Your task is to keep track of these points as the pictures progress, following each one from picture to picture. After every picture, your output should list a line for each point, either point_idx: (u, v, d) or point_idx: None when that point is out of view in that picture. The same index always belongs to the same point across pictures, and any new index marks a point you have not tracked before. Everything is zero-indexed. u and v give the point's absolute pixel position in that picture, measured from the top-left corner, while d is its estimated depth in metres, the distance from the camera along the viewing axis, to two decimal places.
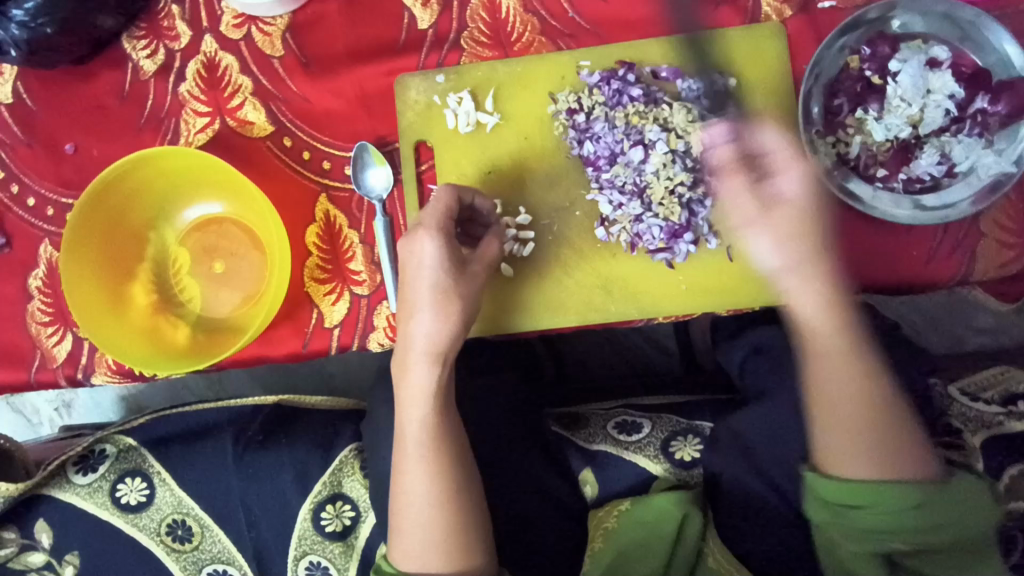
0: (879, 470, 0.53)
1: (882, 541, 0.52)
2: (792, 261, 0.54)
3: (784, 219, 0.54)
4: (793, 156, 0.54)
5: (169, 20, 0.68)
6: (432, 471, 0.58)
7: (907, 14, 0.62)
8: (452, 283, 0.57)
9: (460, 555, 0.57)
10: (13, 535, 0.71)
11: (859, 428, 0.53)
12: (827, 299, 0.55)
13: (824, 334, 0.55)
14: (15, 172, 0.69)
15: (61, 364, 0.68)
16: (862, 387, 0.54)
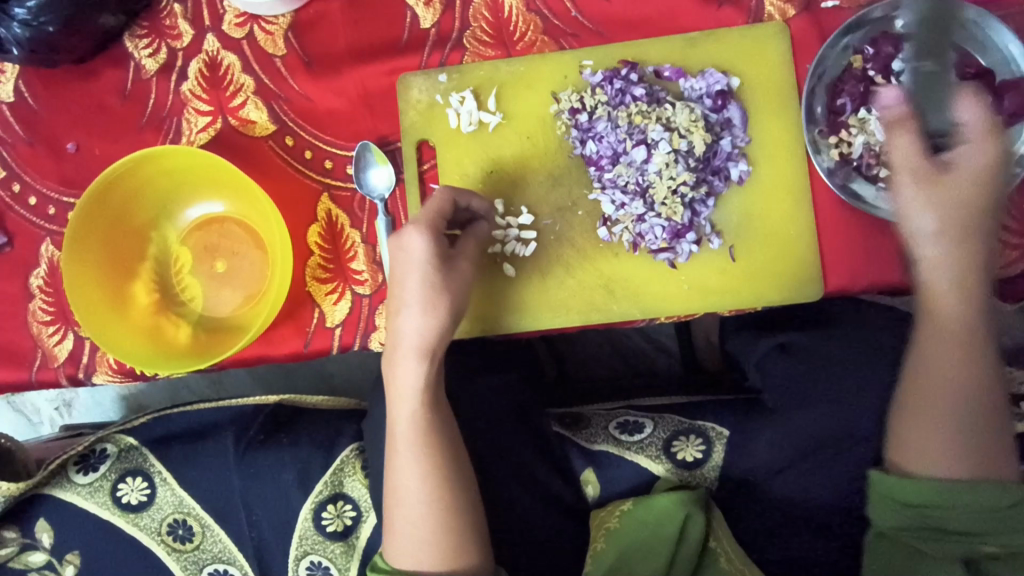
0: (971, 467, 0.53)
1: (969, 543, 0.53)
2: (944, 224, 0.53)
3: (953, 185, 0.53)
4: (992, 128, 0.53)
5: (171, 19, 0.68)
6: (423, 470, 0.58)
7: (911, 13, 0.61)
8: (438, 279, 0.57)
9: (451, 553, 0.58)
10: (13, 535, 0.71)
11: (966, 418, 0.54)
12: (965, 268, 0.54)
13: (953, 303, 0.54)
14: (16, 171, 0.69)
15: (62, 363, 0.68)
16: (977, 377, 0.54)
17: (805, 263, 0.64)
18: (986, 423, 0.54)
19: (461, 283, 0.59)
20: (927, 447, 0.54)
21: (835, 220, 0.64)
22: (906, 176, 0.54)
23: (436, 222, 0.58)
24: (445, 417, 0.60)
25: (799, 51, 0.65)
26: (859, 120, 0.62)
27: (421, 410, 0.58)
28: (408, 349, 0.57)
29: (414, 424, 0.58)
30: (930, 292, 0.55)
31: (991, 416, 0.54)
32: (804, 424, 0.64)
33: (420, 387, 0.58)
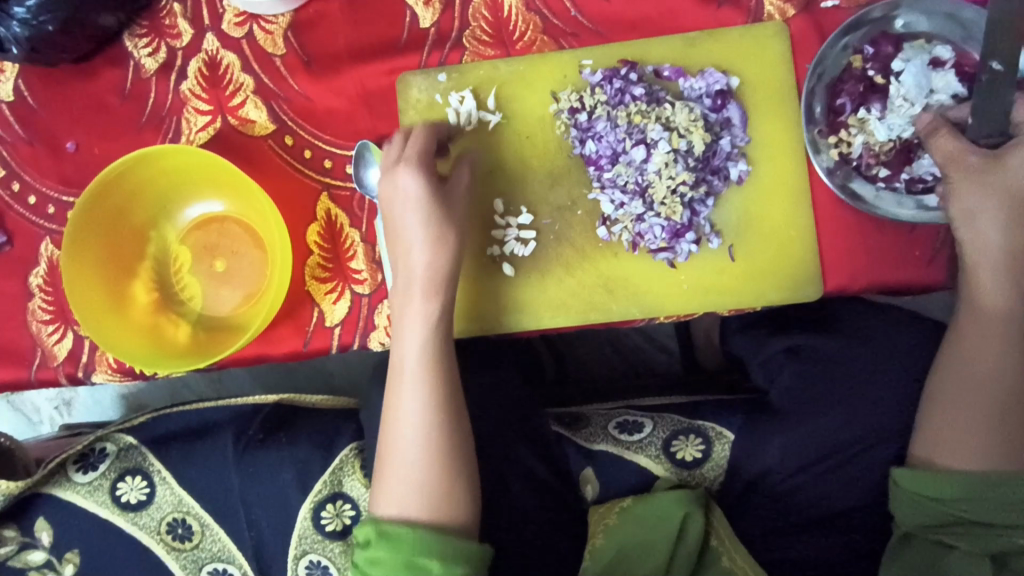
0: (1008, 459, 0.54)
1: (998, 537, 0.53)
2: (994, 224, 0.55)
3: (1003, 181, 0.54)
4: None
5: (171, 18, 0.68)
6: (423, 413, 0.59)
7: (911, 13, 0.61)
8: (433, 213, 0.60)
9: (442, 502, 0.58)
10: (13, 533, 0.71)
11: (1007, 408, 0.55)
12: (1007, 254, 0.55)
13: (997, 288, 0.55)
14: (15, 170, 0.69)
15: (62, 362, 0.68)
16: (1016, 366, 0.55)
17: (803, 263, 0.64)
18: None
19: (454, 216, 0.61)
20: (966, 435, 0.55)
21: (834, 220, 0.64)
22: (955, 173, 0.56)
23: (421, 153, 0.60)
24: (450, 365, 0.61)
25: (799, 50, 0.65)
26: (858, 120, 0.62)
27: (424, 356, 0.60)
28: (416, 289, 0.60)
29: (418, 368, 0.60)
30: (971, 270, 0.57)
31: None
32: (803, 424, 0.65)
33: (426, 331, 0.60)
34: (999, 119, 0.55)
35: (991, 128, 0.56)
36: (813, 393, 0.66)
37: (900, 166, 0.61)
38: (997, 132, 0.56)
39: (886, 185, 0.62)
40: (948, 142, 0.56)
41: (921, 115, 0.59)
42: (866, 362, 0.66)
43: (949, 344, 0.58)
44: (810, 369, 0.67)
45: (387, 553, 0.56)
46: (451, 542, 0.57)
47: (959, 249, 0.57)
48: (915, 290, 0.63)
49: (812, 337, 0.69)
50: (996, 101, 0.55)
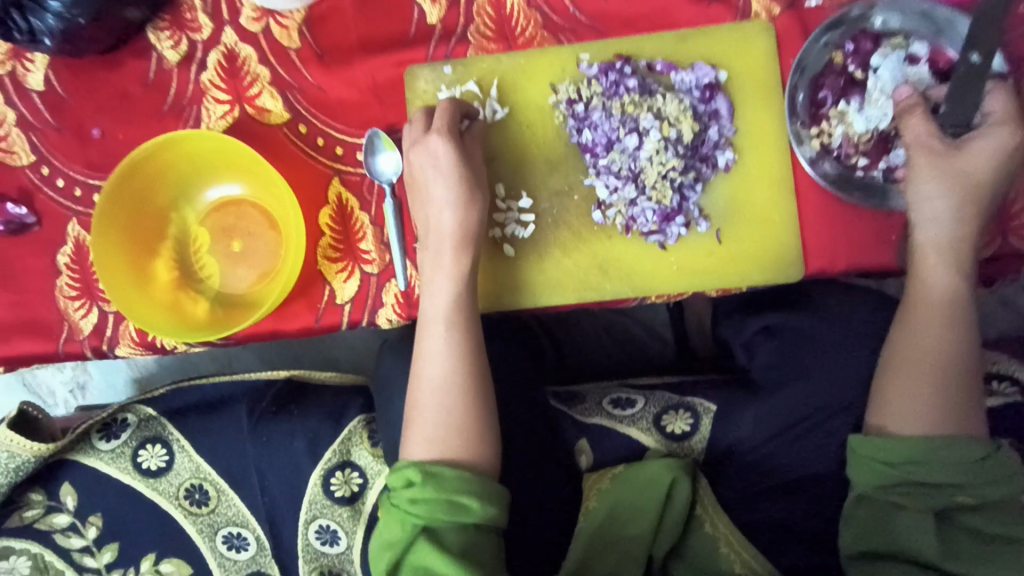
0: (957, 424, 0.59)
1: (945, 496, 0.57)
2: (940, 209, 0.61)
3: (963, 169, 0.60)
4: (1012, 122, 0.59)
5: (192, 13, 0.72)
6: (454, 359, 0.65)
7: (887, 12, 0.65)
8: (461, 175, 0.65)
9: (474, 443, 0.63)
10: (40, 497, 0.75)
11: (958, 379, 0.60)
12: (953, 239, 0.61)
13: (942, 271, 0.62)
14: (44, 155, 0.73)
15: (87, 336, 0.72)
16: (958, 340, 0.61)
17: (786, 246, 0.68)
18: (970, 384, 0.60)
19: (478, 178, 0.67)
20: (923, 402, 0.60)
21: (816, 206, 0.68)
22: (924, 158, 0.61)
23: (446, 119, 0.66)
24: (474, 320, 0.66)
25: (784, 46, 0.69)
26: (839, 112, 0.66)
27: (457, 307, 0.65)
28: (450, 244, 0.65)
29: (451, 317, 0.65)
30: (921, 250, 0.62)
31: (967, 374, 0.60)
32: (785, 399, 0.69)
33: (459, 283, 0.65)
34: (969, 109, 0.60)
35: (960, 117, 0.60)
36: (793, 370, 0.70)
37: (877, 156, 0.66)
38: (964, 121, 0.61)
39: (864, 173, 0.66)
40: (920, 128, 0.61)
41: (899, 87, 0.63)
42: (845, 340, 0.70)
43: (901, 321, 0.63)
44: (792, 348, 0.72)
45: (432, 491, 0.60)
46: (485, 481, 0.61)
47: (913, 238, 0.63)
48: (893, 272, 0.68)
49: (797, 318, 0.73)
50: (968, 91, 0.60)
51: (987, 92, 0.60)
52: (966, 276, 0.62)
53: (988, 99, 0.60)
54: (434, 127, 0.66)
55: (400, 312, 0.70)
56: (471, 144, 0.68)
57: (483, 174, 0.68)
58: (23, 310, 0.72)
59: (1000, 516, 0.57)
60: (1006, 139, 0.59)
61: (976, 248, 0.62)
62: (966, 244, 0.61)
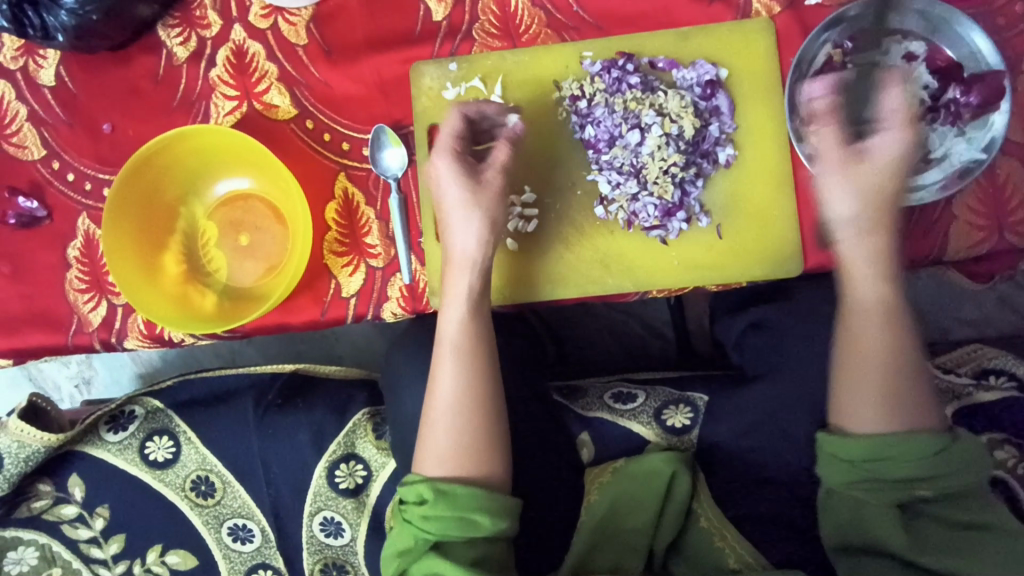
0: (908, 420, 0.60)
1: (904, 491, 0.58)
2: (852, 214, 0.62)
3: (869, 172, 0.62)
4: (910, 121, 0.61)
5: (202, 10, 0.73)
6: (463, 377, 0.65)
7: (885, 11, 0.66)
8: (468, 191, 0.65)
9: (484, 458, 0.63)
10: (49, 488, 0.76)
11: (900, 376, 0.61)
12: (871, 246, 0.62)
13: (869, 278, 0.63)
14: (55, 150, 0.74)
15: (96, 328, 0.73)
16: (893, 340, 0.62)
17: (786, 242, 0.69)
18: (914, 378, 0.61)
19: (488, 191, 0.66)
20: (872, 401, 0.60)
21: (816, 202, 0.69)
22: (832, 166, 0.63)
23: (459, 134, 0.67)
24: (488, 337, 0.67)
25: (784, 45, 0.70)
26: None
27: (468, 327, 0.66)
28: (462, 265, 0.65)
29: (462, 337, 0.65)
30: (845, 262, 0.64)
31: (908, 370, 0.61)
32: (785, 393, 0.70)
33: (469, 305, 0.66)
34: (869, 104, 0.63)
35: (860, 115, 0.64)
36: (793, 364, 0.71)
37: None
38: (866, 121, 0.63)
39: None
40: (826, 133, 0.63)
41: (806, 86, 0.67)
42: None
43: (841, 324, 0.64)
44: (792, 342, 0.72)
45: (444, 508, 0.60)
46: (495, 496, 0.61)
47: (838, 252, 0.64)
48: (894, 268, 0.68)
49: (797, 313, 0.74)
50: (868, 87, 0.64)
51: (882, 92, 0.62)
52: (895, 277, 0.63)
53: (885, 95, 0.62)
54: (444, 142, 0.66)
55: (405, 306, 0.71)
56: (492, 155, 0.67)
57: (499, 186, 0.67)
58: (33, 302, 0.74)
59: (962, 504, 0.58)
60: (906, 136, 0.61)
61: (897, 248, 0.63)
62: (886, 246, 0.62)
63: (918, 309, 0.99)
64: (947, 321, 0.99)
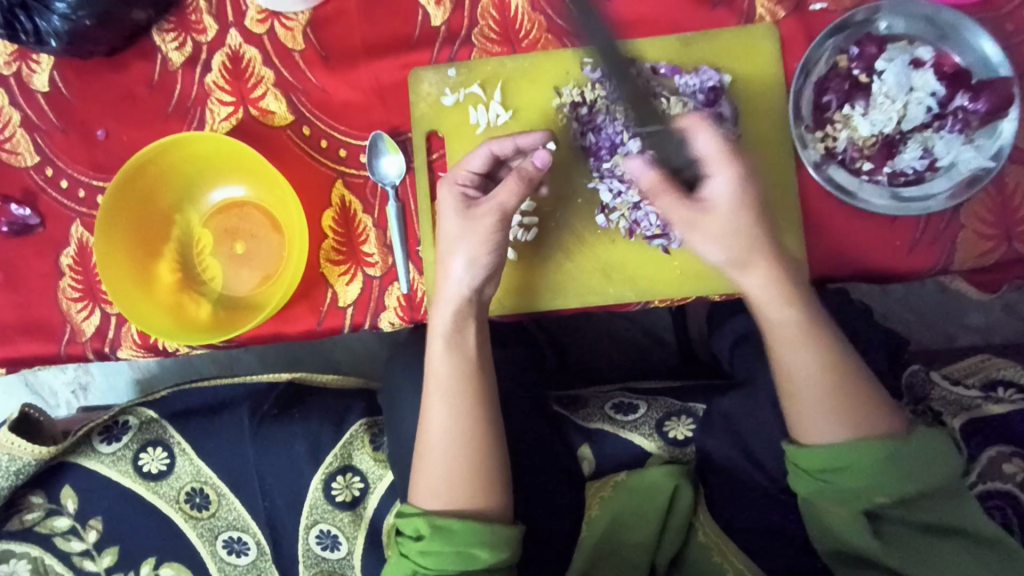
0: (853, 429, 0.58)
1: (862, 501, 0.58)
2: (734, 257, 0.58)
3: (719, 222, 0.57)
4: (730, 155, 0.57)
5: (197, 15, 0.72)
6: (457, 412, 0.62)
7: (892, 16, 0.65)
8: (458, 228, 0.62)
9: (480, 491, 0.60)
10: (41, 500, 0.75)
11: (835, 388, 0.59)
12: (769, 282, 0.59)
13: (779, 307, 0.59)
14: (49, 156, 0.73)
15: (90, 337, 0.72)
16: (818, 361, 0.59)
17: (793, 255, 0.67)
18: (853, 385, 0.59)
19: (477, 229, 0.61)
20: (811, 415, 0.59)
21: (822, 210, 0.67)
22: (676, 218, 0.58)
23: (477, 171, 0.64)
24: (481, 371, 0.63)
25: (788, 50, 0.69)
26: (843, 116, 0.66)
27: (459, 361, 0.62)
28: (446, 300, 0.62)
29: (453, 373, 0.62)
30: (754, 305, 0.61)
31: (845, 387, 0.59)
32: None
33: (451, 339, 0.63)
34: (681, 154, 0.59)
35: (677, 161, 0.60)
36: None
37: (882, 160, 0.65)
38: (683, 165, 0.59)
39: (869, 178, 0.66)
40: (648, 182, 0.57)
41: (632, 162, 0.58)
42: None
43: (768, 349, 0.62)
44: None
45: (442, 545, 0.58)
46: (493, 530, 0.59)
47: (741, 290, 0.60)
48: (896, 278, 0.68)
49: None
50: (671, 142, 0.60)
51: (686, 137, 0.58)
52: (803, 296, 0.60)
53: (695, 142, 0.58)
54: (458, 176, 0.64)
55: (402, 316, 0.70)
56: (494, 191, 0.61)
57: (494, 225, 0.61)
58: (26, 311, 0.72)
59: (928, 507, 0.58)
60: (734, 174, 0.57)
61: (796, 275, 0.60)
62: (784, 271, 0.59)
63: (923, 317, 0.98)
64: (954, 329, 0.98)
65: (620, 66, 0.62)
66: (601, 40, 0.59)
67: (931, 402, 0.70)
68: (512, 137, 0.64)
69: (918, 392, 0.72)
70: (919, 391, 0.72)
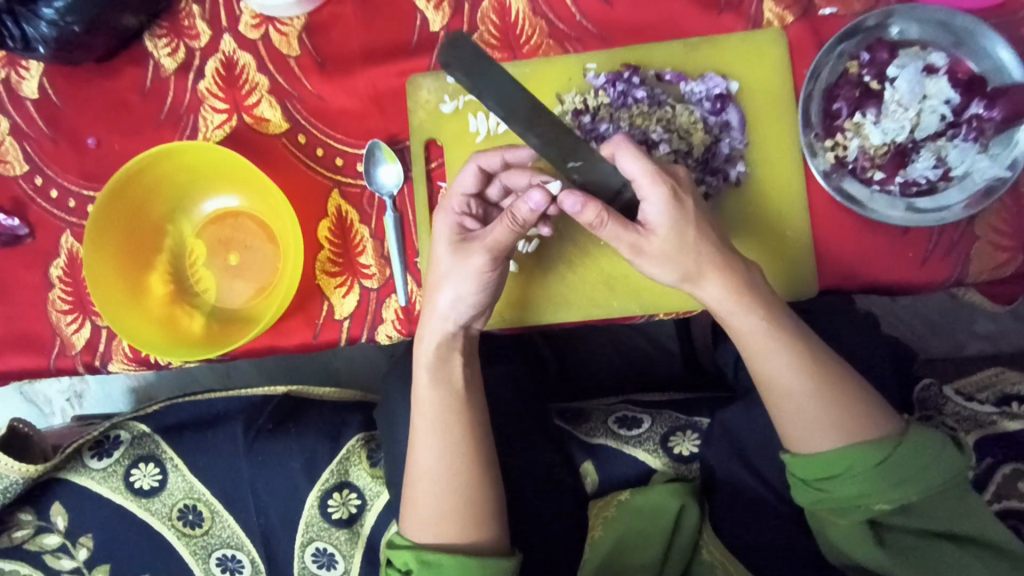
0: (843, 433, 0.55)
1: (860, 508, 0.55)
2: (686, 271, 0.54)
3: (661, 242, 0.53)
4: (658, 174, 0.53)
5: (190, 20, 0.70)
6: (448, 446, 0.60)
7: (905, 21, 0.64)
8: (447, 263, 0.58)
9: (474, 524, 0.59)
10: (30, 517, 0.73)
11: (818, 392, 0.56)
12: (728, 292, 0.55)
13: (742, 317, 0.56)
14: (38, 165, 0.71)
15: (79, 351, 0.70)
16: (794, 372, 0.56)
17: (800, 275, 0.66)
18: (837, 388, 0.56)
19: (466, 268, 0.57)
20: (797, 424, 0.56)
21: (831, 221, 0.65)
22: (623, 247, 0.54)
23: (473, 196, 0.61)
24: (470, 404, 0.61)
25: (797, 55, 0.67)
26: (854, 124, 0.64)
27: (448, 394, 0.60)
28: (432, 335, 0.60)
29: (441, 407, 0.60)
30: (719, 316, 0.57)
31: (827, 394, 0.56)
32: None
33: (437, 371, 0.61)
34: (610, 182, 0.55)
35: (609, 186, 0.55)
36: None
37: (894, 169, 0.63)
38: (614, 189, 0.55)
39: (880, 188, 0.64)
40: (591, 217, 0.52)
41: (564, 197, 0.51)
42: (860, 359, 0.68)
43: (744, 359, 0.58)
44: None
45: None
46: (487, 564, 0.57)
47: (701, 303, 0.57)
48: (909, 291, 0.66)
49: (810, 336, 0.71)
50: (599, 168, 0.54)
51: (613, 161, 0.54)
52: (768, 300, 0.56)
53: (623, 166, 0.53)
54: (453, 204, 0.60)
55: (401, 328, 0.68)
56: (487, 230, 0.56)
57: (485, 266, 0.57)
58: (15, 323, 0.71)
59: (932, 512, 0.55)
60: (666, 193, 0.53)
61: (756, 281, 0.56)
62: (741, 277, 0.55)
63: (933, 325, 0.96)
64: (965, 338, 0.95)
65: (527, 118, 0.48)
66: (497, 105, 0.46)
67: (942, 417, 0.67)
68: (500, 150, 0.61)
69: (929, 406, 0.69)
70: (930, 405, 0.69)
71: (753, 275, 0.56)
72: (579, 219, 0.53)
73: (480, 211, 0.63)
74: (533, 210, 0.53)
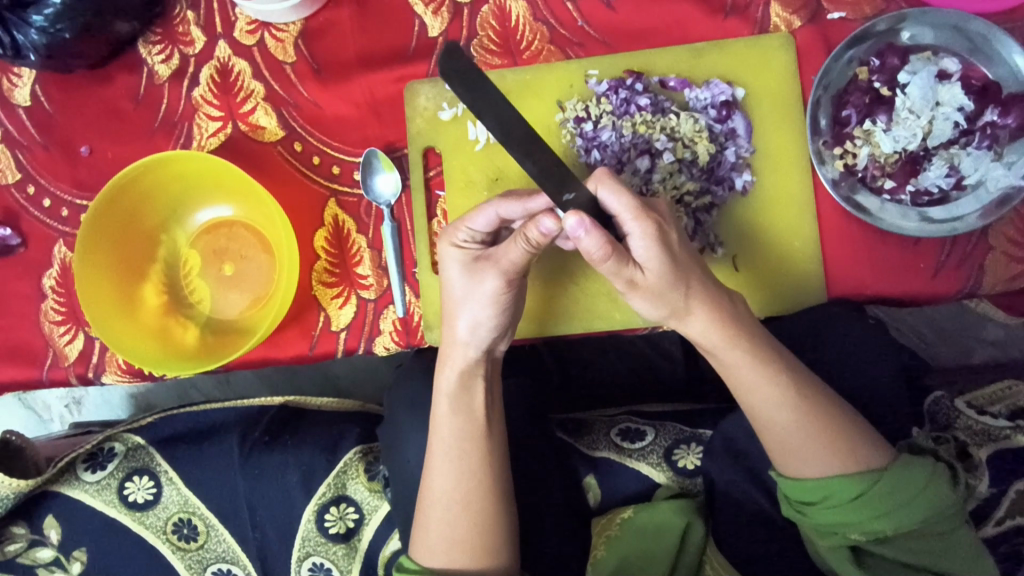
0: (829, 467, 0.54)
1: (840, 534, 0.54)
2: (670, 307, 0.53)
3: (654, 281, 0.51)
4: (642, 209, 0.50)
5: (184, 26, 0.69)
6: (459, 475, 0.58)
7: (916, 26, 0.62)
8: (460, 287, 0.57)
9: (484, 553, 0.57)
10: (23, 530, 0.73)
11: (804, 426, 0.54)
12: (710, 326, 0.54)
13: (725, 350, 0.54)
14: (31, 174, 0.70)
15: (72, 362, 0.68)
16: (779, 409, 0.54)
17: (811, 289, 0.64)
18: (825, 420, 0.54)
19: (482, 290, 0.55)
20: (780, 453, 0.55)
21: (839, 231, 0.64)
22: (618, 282, 0.52)
23: (480, 230, 0.57)
24: (483, 433, 0.59)
25: (805, 60, 0.65)
26: (864, 132, 0.62)
27: (460, 420, 0.59)
28: (455, 362, 0.58)
29: (452, 434, 0.59)
30: (704, 349, 0.56)
31: (814, 429, 0.54)
32: None
33: (457, 400, 0.59)
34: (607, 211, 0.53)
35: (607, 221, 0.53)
36: None
37: (905, 178, 0.61)
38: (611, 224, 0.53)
39: (891, 197, 0.62)
40: (594, 247, 0.48)
41: (569, 217, 0.47)
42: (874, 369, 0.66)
43: (731, 391, 0.57)
44: None
45: None
46: None
47: (686, 336, 0.56)
48: (921, 303, 0.64)
49: None
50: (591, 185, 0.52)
51: (595, 196, 0.51)
52: (754, 333, 0.55)
53: (609, 197, 0.50)
54: (458, 233, 0.57)
55: (399, 340, 0.67)
56: (500, 250, 0.54)
57: (500, 288, 0.55)
58: (6, 335, 0.69)
59: (915, 545, 0.53)
60: (650, 228, 0.50)
61: (739, 312, 0.55)
62: (726, 311, 0.54)
63: (941, 330, 0.93)
64: (974, 344, 0.92)
65: (527, 140, 0.44)
66: (500, 123, 0.42)
67: (955, 431, 0.61)
68: (522, 199, 0.55)
69: (938, 421, 0.63)
70: (940, 420, 0.63)
71: (737, 304, 0.55)
72: (581, 246, 0.48)
73: (492, 239, 0.59)
74: (546, 235, 0.50)
